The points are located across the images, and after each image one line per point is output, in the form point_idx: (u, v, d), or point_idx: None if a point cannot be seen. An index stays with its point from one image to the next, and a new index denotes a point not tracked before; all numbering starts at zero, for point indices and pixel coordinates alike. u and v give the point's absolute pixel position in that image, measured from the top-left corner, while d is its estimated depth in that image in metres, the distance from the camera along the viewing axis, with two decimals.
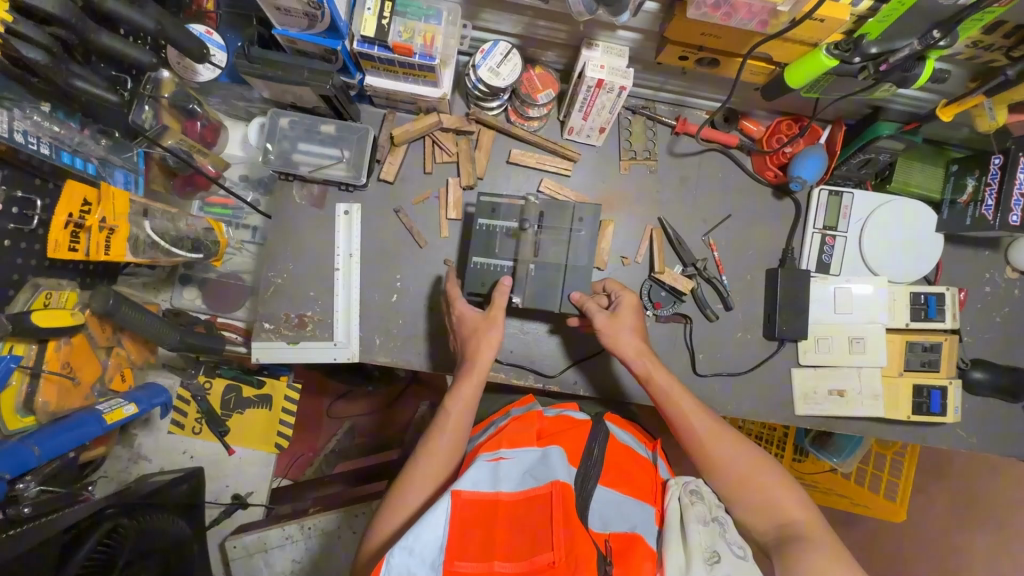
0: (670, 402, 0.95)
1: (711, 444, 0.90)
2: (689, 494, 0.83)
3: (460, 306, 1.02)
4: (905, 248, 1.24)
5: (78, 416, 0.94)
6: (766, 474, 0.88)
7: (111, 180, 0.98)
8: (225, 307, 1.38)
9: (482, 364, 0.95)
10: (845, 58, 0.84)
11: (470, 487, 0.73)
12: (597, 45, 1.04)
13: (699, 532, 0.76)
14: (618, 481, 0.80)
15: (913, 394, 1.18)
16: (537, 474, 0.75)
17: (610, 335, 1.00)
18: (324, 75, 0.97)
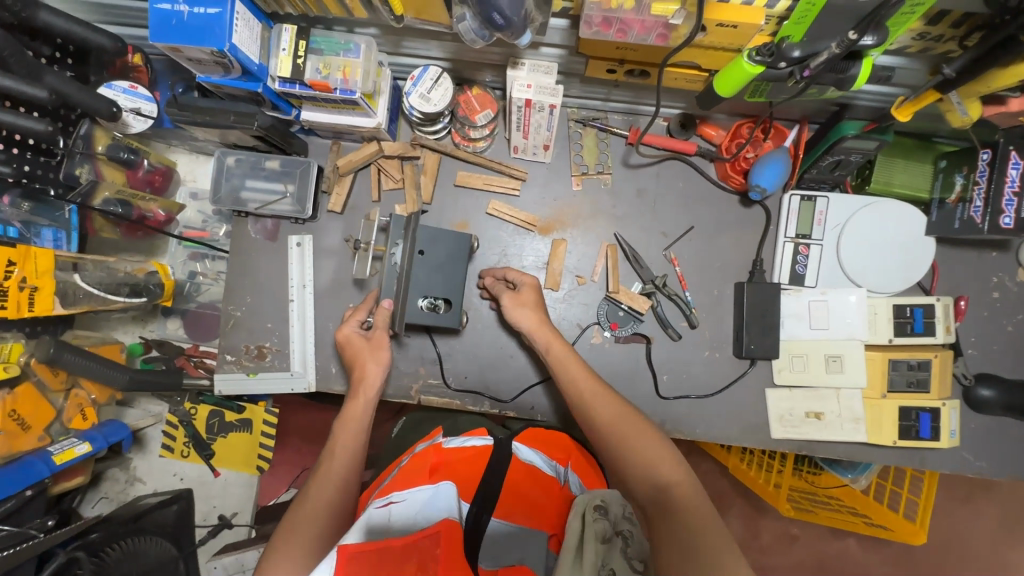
0: (568, 376, 0.97)
1: (591, 407, 0.91)
2: (592, 511, 0.84)
3: (348, 329, 1.08)
4: (890, 255, 1.12)
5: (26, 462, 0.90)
6: (639, 433, 0.85)
7: (38, 240, 0.89)
8: (206, 335, 1.41)
9: (370, 385, 1.02)
10: (768, 63, 0.76)
11: (355, 540, 0.69)
12: (523, 63, 0.98)
13: (595, 549, 0.77)
14: (512, 512, 0.80)
15: (900, 416, 1.09)
16: (427, 513, 0.73)
17: (516, 308, 1.07)
18: (249, 117, 0.99)
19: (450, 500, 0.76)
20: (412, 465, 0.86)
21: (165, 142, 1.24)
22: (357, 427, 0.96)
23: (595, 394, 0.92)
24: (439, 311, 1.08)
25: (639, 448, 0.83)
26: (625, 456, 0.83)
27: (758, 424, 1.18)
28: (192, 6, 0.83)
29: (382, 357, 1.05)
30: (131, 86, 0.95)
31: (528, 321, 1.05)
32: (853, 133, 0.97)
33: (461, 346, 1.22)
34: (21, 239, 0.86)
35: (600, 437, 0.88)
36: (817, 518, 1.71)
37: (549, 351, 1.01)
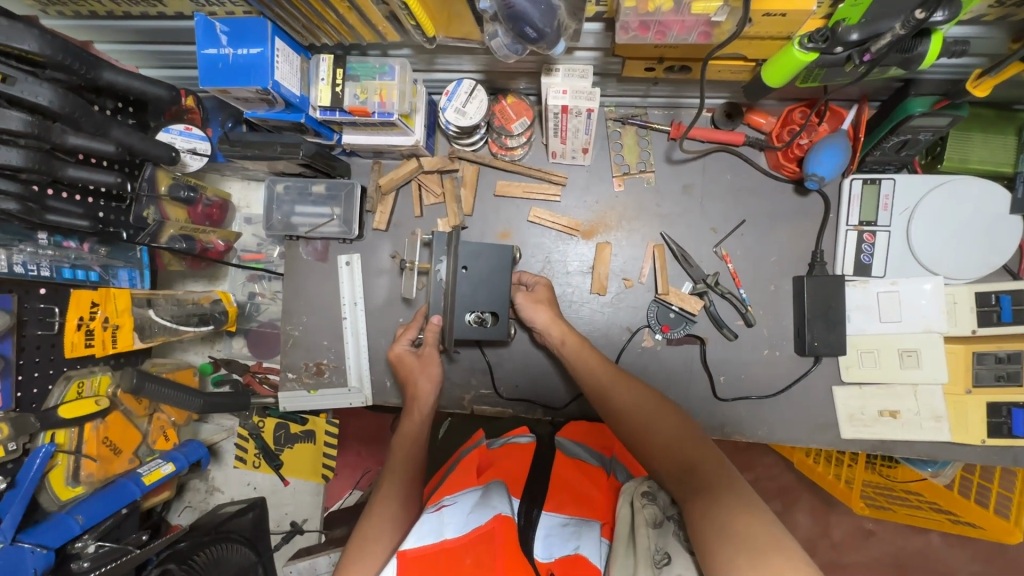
0: (588, 371, 0.95)
1: (608, 393, 0.90)
2: (641, 497, 0.76)
3: (398, 348, 1.11)
4: (968, 237, 1.03)
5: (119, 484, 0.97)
6: (661, 415, 0.82)
7: (115, 282, 0.96)
8: (268, 353, 1.48)
9: (422, 401, 1.04)
10: (822, 50, 0.71)
11: (413, 543, 0.71)
12: (558, 70, 0.96)
13: (647, 535, 0.69)
14: (562, 505, 0.79)
15: (988, 413, 1.00)
16: (479, 512, 0.72)
17: (529, 306, 1.07)
18: (295, 147, 1.03)
19: (498, 498, 0.74)
20: (460, 470, 0.87)
21: (218, 173, 1.30)
22: (414, 441, 0.97)
23: (616, 383, 0.90)
24: (487, 324, 1.09)
25: (662, 429, 0.80)
26: (646, 437, 0.80)
27: (825, 424, 1.12)
28: (236, 48, 0.86)
29: (433, 373, 1.06)
30: (184, 127, 1.01)
31: (540, 317, 1.05)
32: (921, 111, 0.90)
33: (510, 355, 1.22)
34: (101, 282, 0.92)
35: (620, 422, 0.85)
36: (898, 517, 1.61)
37: (564, 343, 1.01)
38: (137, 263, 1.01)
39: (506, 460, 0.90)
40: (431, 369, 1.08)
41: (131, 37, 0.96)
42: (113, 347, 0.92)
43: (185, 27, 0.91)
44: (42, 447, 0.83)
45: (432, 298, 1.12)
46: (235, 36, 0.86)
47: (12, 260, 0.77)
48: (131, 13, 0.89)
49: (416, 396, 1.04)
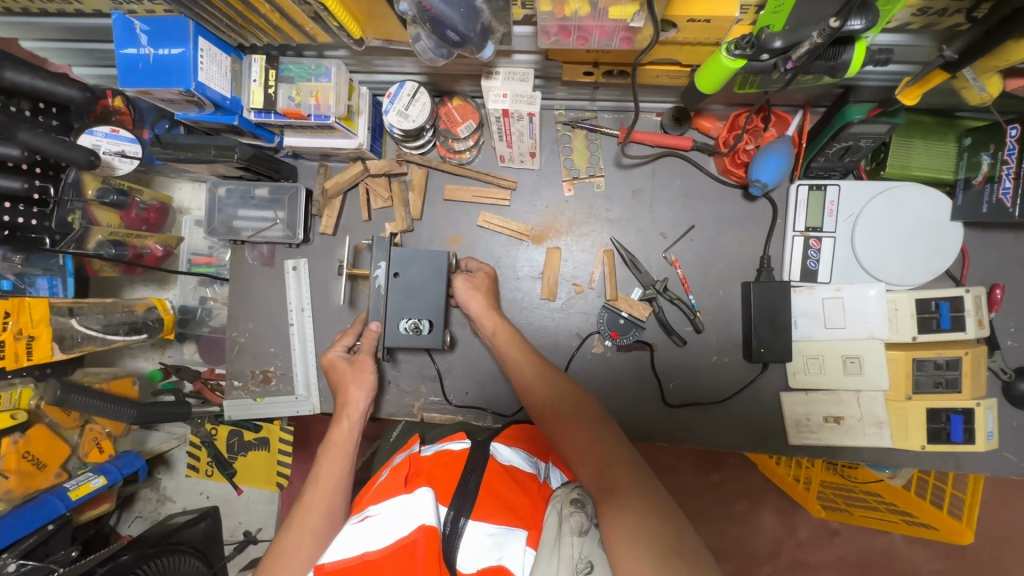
0: (515, 364, 0.93)
1: (534, 391, 0.87)
2: (569, 504, 0.72)
3: (330, 354, 1.07)
4: (909, 244, 1.03)
5: (42, 499, 0.94)
6: (584, 415, 0.80)
7: (32, 291, 0.93)
8: (218, 359, 1.46)
9: (354, 405, 1.00)
10: (749, 58, 0.70)
11: (333, 558, 0.65)
12: (498, 73, 0.95)
13: (572, 543, 0.66)
14: (492, 512, 0.73)
15: (928, 419, 1.00)
16: (403, 523, 0.67)
17: (468, 289, 1.05)
18: (229, 150, 0.99)
19: (426, 504, 0.69)
20: (389, 479, 0.79)
21: (162, 176, 1.26)
22: (344, 450, 0.93)
23: (542, 377, 0.89)
24: (423, 332, 1.04)
25: (580, 425, 0.79)
26: (564, 431, 0.79)
27: (773, 430, 1.12)
28: (156, 48, 0.83)
29: (365, 380, 1.03)
30: (110, 128, 0.96)
31: (477, 306, 1.03)
32: (858, 118, 0.90)
33: (462, 362, 1.20)
34: (15, 291, 0.89)
35: (543, 419, 0.83)
36: (857, 518, 1.61)
37: (496, 336, 0.99)
38: (59, 271, 0.98)
39: (433, 462, 0.83)
40: (366, 373, 1.05)
41: (50, 35, 0.91)
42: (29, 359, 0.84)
43: (106, 25, 0.88)
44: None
45: (372, 304, 1.08)
46: (156, 35, 0.83)
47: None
48: (48, 10, 0.85)
49: (347, 401, 1.00)
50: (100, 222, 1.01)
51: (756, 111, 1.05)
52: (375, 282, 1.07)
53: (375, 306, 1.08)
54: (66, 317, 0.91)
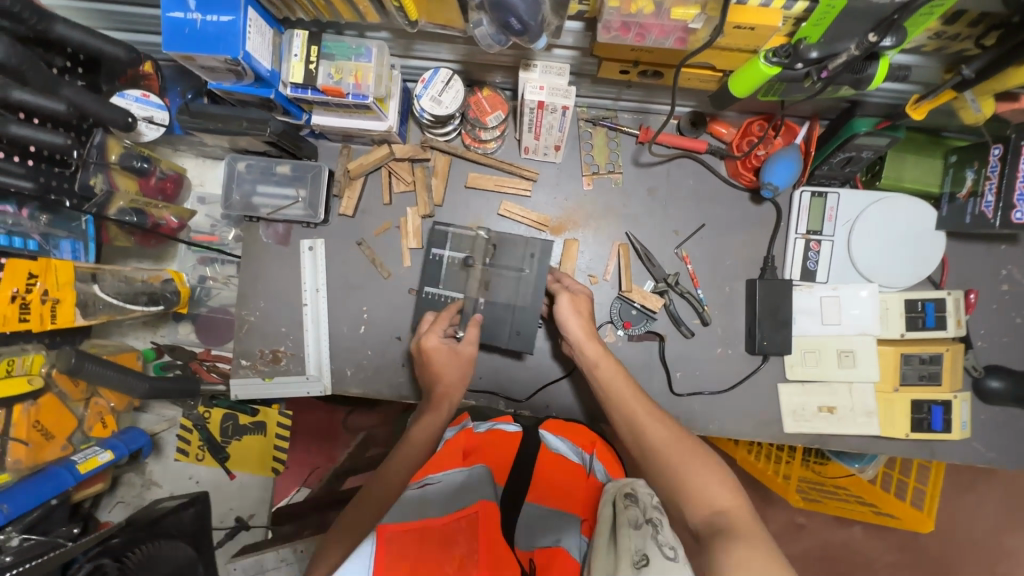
0: (614, 397, 0.96)
1: (642, 429, 0.89)
2: (624, 500, 0.75)
3: (431, 339, 1.05)
4: (899, 250, 1.13)
5: (51, 470, 0.90)
6: (692, 458, 0.81)
7: (55, 254, 0.88)
8: (216, 340, 1.46)
9: (448, 402, 1.04)
10: (785, 65, 0.77)
11: (393, 521, 0.73)
12: (535, 66, 0.99)
13: (631, 534, 0.68)
14: (543, 496, 0.84)
15: (912, 409, 1.10)
16: (464, 495, 0.77)
17: (563, 312, 1.05)
18: (262, 124, 0.99)
19: (484, 484, 0.80)
20: (444, 450, 0.90)
21: (174, 148, 1.23)
22: (426, 434, 1.00)
23: (645, 411, 0.92)
24: (518, 337, 1.12)
25: (692, 465, 0.80)
26: (674, 470, 0.80)
27: (770, 419, 1.19)
28: (205, 14, 0.82)
29: (466, 371, 1.07)
30: (144, 94, 0.96)
31: (577, 331, 1.03)
32: (865, 131, 0.98)
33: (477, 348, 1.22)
34: (40, 252, 0.84)
35: (647, 455, 0.85)
36: (828, 509, 1.74)
37: (598, 368, 1.00)
38: (79, 234, 0.94)
39: (492, 448, 0.93)
40: (460, 369, 1.06)
41: None
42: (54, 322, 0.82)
43: None
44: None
45: (467, 289, 1.14)
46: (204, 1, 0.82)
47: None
48: None
49: (442, 395, 1.04)
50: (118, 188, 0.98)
51: (768, 120, 1.13)
52: (447, 258, 1.15)
53: (432, 275, 1.15)
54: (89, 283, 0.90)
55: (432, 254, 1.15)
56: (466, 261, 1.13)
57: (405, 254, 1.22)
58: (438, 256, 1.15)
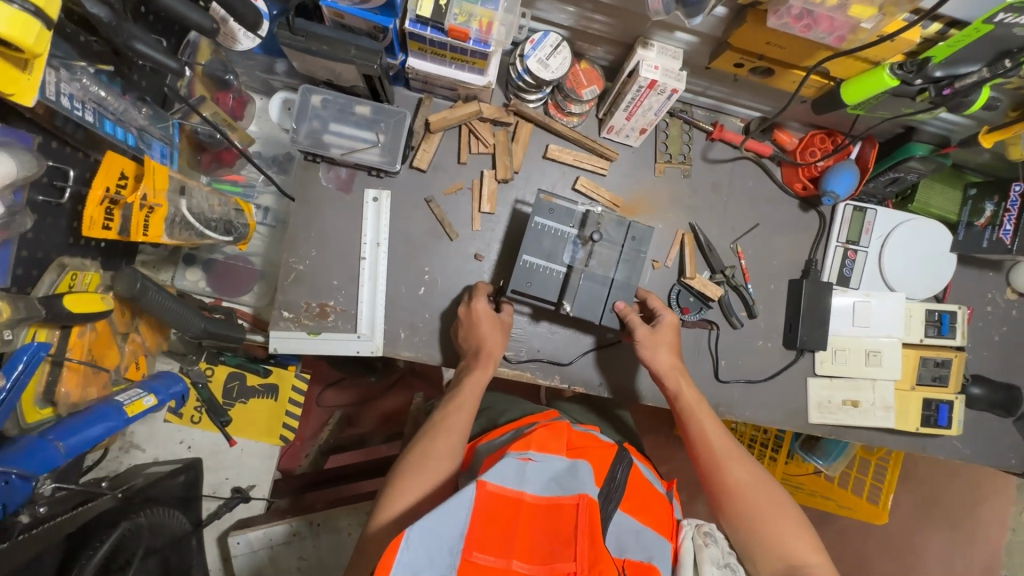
0: (699, 430, 1.02)
1: (725, 464, 0.98)
2: (702, 536, 0.94)
3: (476, 301, 1.10)
4: (922, 266, 1.27)
5: (97, 408, 0.88)
6: (777, 510, 0.93)
7: (150, 152, 0.96)
8: (231, 290, 1.32)
9: (493, 355, 1.08)
10: (908, 79, 0.85)
11: (495, 480, 0.80)
12: (652, 45, 1.01)
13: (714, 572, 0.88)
14: (636, 511, 0.93)
15: (922, 407, 1.24)
16: (563, 484, 0.83)
17: (650, 348, 1.06)
18: (373, 54, 0.92)
19: (585, 478, 0.84)
20: (547, 432, 0.94)
21: (230, 70, 1.11)
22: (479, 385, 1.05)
23: (727, 449, 1.00)
24: (611, 317, 1.07)
25: (777, 519, 0.92)
26: (759, 520, 0.92)
27: (799, 410, 1.29)
28: None
29: (503, 335, 1.11)
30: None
31: (664, 363, 1.06)
32: (921, 154, 1.10)
33: (537, 321, 1.21)
34: (137, 149, 0.91)
35: (729, 497, 0.96)
36: (797, 497, 2.01)
37: (680, 397, 1.06)
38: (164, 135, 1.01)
39: (589, 443, 1.01)
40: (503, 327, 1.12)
41: None
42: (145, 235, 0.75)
43: None
44: (30, 344, 0.73)
45: (556, 248, 1.06)
46: None
47: (62, 90, 0.72)
48: None
49: (488, 348, 1.08)
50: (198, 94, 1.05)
51: (829, 135, 1.23)
52: (550, 227, 1.06)
53: (533, 243, 1.06)
54: (178, 196, 0.85)
55: (533, 222, 1.06)
56: (588, 236, 1.05)
57: (476, 218, 1.18)
58: (541, 224, 1.06)
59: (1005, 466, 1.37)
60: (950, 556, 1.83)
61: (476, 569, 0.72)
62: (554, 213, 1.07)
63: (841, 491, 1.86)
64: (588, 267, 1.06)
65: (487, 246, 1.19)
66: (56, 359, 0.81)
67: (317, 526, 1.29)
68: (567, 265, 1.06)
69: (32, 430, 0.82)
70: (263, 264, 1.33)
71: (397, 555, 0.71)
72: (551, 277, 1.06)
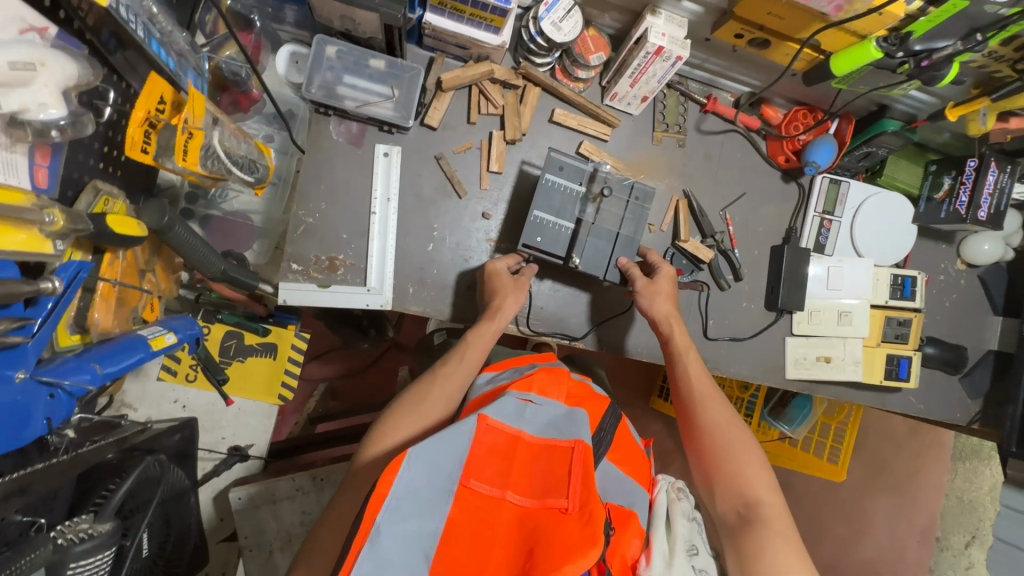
0: (684, 374, 1.07)
1: (704, 406, 1.03)
2: (675, 491, 1.02)
3: (495, 261, 1.14)
4: (887, 235, 1.39)
5: (125, 338, 0.91)
6: (744, 455, 0.96)
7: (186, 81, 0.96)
8: (229, 247, 1.30)
9: (504, 317, 1.10)
10: (891, 51, 0.94)
11: (495, 415, 0.89)
12: (661, 13, 1.07)
13: (683, 525, 0.95)
14: (621, 460, 1.02)
15: (886, 361, 1.37)
16: (559, 429, 0.91)
17: (647, 297, 1.11)
18: (397, 3, 0.94)
19: (582, 425, 0.92)
20: (548, 376, 1.01)
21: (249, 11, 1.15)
22: (485, 345, 1.09)
23: (707, 392, 1.04)
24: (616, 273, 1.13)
25: (742, 459, 0.95)
26: (724, 458, 0.96)
27: (777, 366, 1.39)
28: None
29: (521, 299, 1.12)
30: None
31: (660, 310, 1.11)
32: (894, 129, 1.20)
33: (541, 280, 1.26)
34: (176, 75, 0.92)
35: (702, 435, 1.00)
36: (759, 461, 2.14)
37: (671, 340, 1.11)
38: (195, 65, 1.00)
39: (586, 394, 1.08)
40: (521, 293, 1.12)
41: None
42: (182, 161, 0.80)
43: None
44: (71, 262, 0.79)
45: (564, 204, 1.11)
46: None
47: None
48: None
49: (501, 312, 1.09)
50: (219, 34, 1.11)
51: (811, 111, 1.32)
52: (559, 185, 1.11)
53: (543, 200, 1.11)
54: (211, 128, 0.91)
55: (544, 178, 1.11)
56: (598, 193, 1.10)
57: (484, 177, 1.21)
58: (551, 181, 1.11)
59: (951, 418, 1.52)
60: (894, 518, 2.02)
61: (473, 495, 0.82)
62: (564, 171, 1.12)
63: (806, 455, 2.01)
64: (596, 224, 1.11)
65: (494, 205, 1.23)
66: (91, 281, 0.85)
67: (320, 481, 1.28)
68: (575, 221, 1.11)
69: (64, 354, 0.84)
70: (263, 221, 1.32)
71: (399, 472, 0.78)
72: (559, 233, 1.11)
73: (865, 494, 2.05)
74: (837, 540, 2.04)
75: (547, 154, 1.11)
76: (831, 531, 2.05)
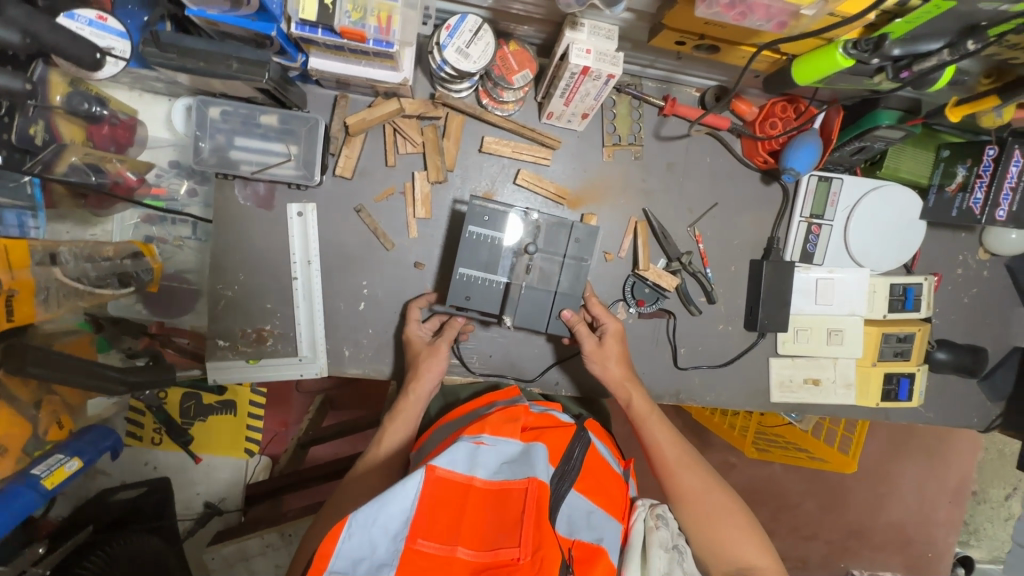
0: (654, 448, 1.00)
1: (678, 474, 0.96)
2: (655, 517, 0.84)
3: (413, 329, 1.08)
4: (887, 239, 1.20)
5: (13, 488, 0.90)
6: (728, 526, 0.90)
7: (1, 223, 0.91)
8: (172, 313, 1.25)
9: (429, 385, 1.02)
10: (863, 59, 0.74)
11: (445, 464, 0.69)
12: (583, 25, 0.89)
13: (661, 558, 0.78)
14: (590, 489, 0.81)
15: (884, 381, 1.23)
16: (515, 468, 0.72)
17: (597, 361, 1.06)
18: (258, 66, 0.82)
19: (538, 458, 0.73)
20: (502, 414, 0.81)
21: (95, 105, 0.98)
22: (413, 423, 1.00)
23: (679, 456, 0.98)
24: (557, 325, 1.04)
25: (729, 520, 0.91)
26: (710, 525, 0.91)
27: (761, 389, 1.27)
28: None
29: (439, 364, 1.03)
30: (97, 15, 0.82)
31: (612, 376, 1.06)
32: (887, 125, 0.99)
33: (488, 325, 1.16)
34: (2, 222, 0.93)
35: (680, 505, 0.93)
36: (769, 457, 1.89)
37: (632, 408, 1.04)
38: (27, 202, 0.96)
39: (545, 425, 0.88)
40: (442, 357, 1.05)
41: None
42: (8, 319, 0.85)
43: None
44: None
45: (492, 256, 1.00)
46: None
47: None
48: None
49: (424, 378, 1.02)
50: (65, 138, 0.95)
51: (791, 102, 1.10)
52: (485, 236, 1.00)
53: (467, 254, 1.00)
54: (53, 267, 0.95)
55: (466, 231, 0.99)
56: (524, 251, 0.99)
57: (411, 224, 1.10)
58: (475, 234, 0.99)
59: (967, 425, 1.37)
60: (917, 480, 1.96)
61: (420, 559, 0.62)
62: (489, 220, 1.00)
63: (815, 442, 1.71)
64: (528, 279, 1.01)
65: (427, 252, 1.12)
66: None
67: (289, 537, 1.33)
68: (507, 276, 1.01)
69: None
70: (199, 280, 1.24)
71: (338, 544, 0.60)
72: (490, 290, 1.01)
73: (878, 462, 1.96)
74: (860, 508, 1.98)
75: (469, 201, 0.99)
76: (851, 500, 1.98)
